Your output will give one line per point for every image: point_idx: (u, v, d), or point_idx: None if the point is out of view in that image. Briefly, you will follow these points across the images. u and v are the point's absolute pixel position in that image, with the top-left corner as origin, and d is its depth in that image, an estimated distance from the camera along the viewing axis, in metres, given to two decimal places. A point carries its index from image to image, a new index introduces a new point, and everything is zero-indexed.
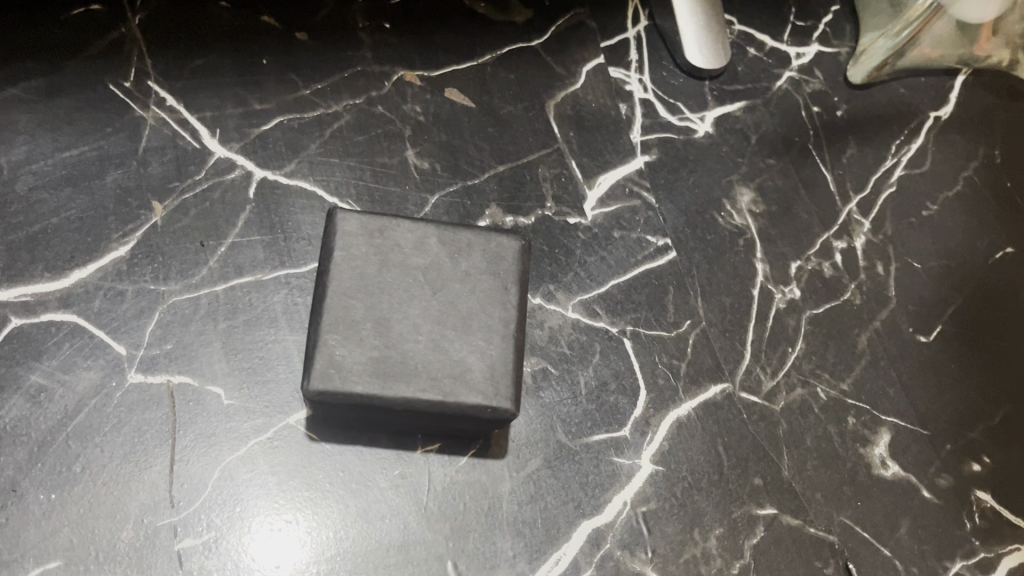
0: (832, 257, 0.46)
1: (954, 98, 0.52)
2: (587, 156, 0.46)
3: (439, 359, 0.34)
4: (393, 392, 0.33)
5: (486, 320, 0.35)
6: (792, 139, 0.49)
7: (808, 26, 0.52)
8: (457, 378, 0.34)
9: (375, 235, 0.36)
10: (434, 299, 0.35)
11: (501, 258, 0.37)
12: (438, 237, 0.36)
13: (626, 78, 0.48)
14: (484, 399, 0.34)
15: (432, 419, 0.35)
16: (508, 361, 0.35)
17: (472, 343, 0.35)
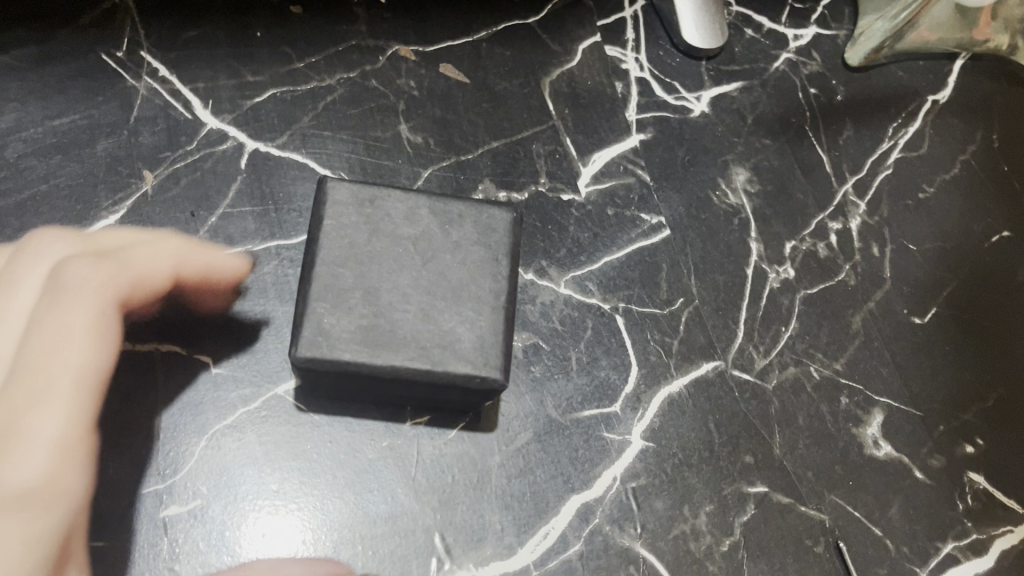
0: (827, 237, 0.46)
1: (952, 82, 0.52)
2: (581, 133, 0.45)
3: (428, 327, 0.34)
4: (381, 360, 0.33)
5: (476, 290, 0.35)
6: (789, 120, 0.48)
7: (806, 8, 0.52)
8: (446, 347, 0.34)
9: (366, 205, 0.36)
10: (424, 267, 0.35)
11: (493, 230, 0.36)
12: (429, 208, 0.36)
13: (622, 56, 0.48)
14: (472, 369, 0.34)
15: (420, 390, 0.35)
16: (497, 333, 0.35)
17: (461, 314, 0.35)
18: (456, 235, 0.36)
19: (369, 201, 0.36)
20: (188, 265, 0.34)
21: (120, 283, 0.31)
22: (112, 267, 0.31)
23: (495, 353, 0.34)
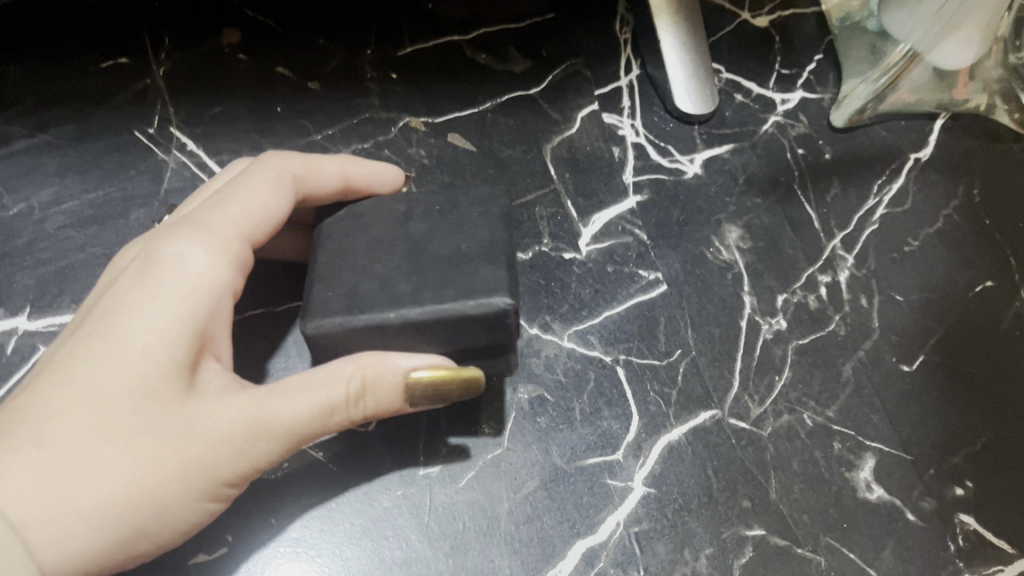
0: (817, 289, 0.48)
1: (933, 140, 0.55)
2: (582, 196, 0.49)
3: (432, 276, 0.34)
4: (383, 312, 0.33)
5: (472, 242, 0.35)
6: (779, 179, 0.51)
7: (793, 73, 0.55)
8: (448, 282, 0.33)
9: (359, 208, 0.38)
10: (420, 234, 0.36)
11: (482, 200, 0.37)
12: (422, 197, 0.38)
13: (618, 123, 0.51)
14: (473, 292, 0.33)
15: (436, 334, 0.34)
16: (497, 269, 0.34)
17: (461, 262, 0.34)
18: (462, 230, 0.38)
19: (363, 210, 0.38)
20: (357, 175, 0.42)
21: (301, 166, 0.41)
22: (293, 156, 0.41)
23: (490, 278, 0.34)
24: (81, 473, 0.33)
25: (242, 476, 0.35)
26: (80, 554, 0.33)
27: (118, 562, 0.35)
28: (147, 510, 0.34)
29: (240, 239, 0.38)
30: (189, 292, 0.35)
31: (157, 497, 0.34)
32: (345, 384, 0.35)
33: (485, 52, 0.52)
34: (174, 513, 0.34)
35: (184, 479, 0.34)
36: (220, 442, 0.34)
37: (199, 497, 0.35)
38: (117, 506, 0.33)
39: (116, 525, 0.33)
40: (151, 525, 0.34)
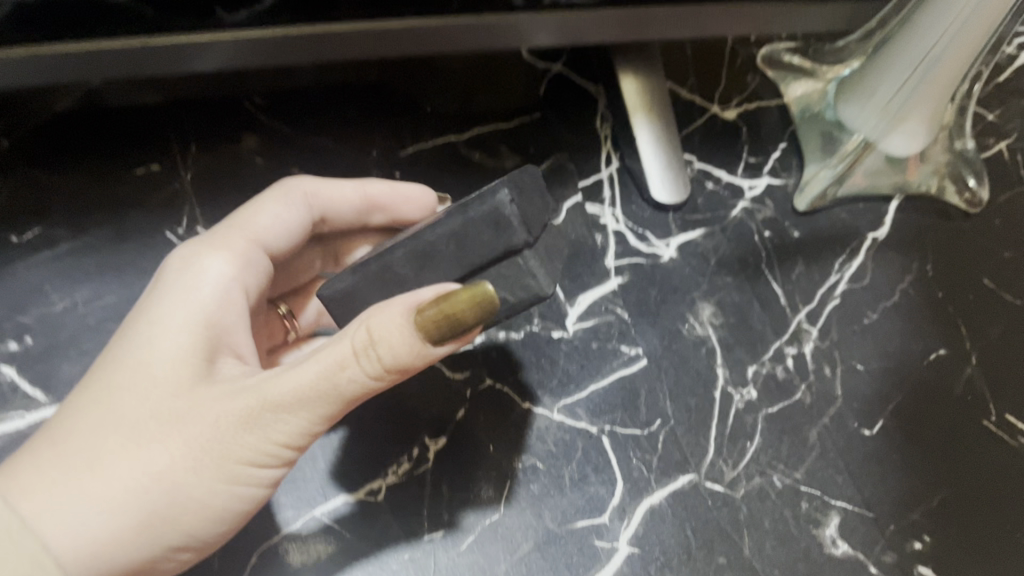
0: (784, 361, 0.53)
1: (889, 220, 0.60)
2: (568, 279, 0.54)
3: (446, 215, 0.39)
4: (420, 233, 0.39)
5: None
6: (747, 260, 0.56)
7: (759, 161, 0.61)
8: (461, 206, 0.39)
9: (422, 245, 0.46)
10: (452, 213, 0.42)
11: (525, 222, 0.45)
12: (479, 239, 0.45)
13: (601, 212, 0.57)
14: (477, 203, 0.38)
15: (450, 263, 0.39)
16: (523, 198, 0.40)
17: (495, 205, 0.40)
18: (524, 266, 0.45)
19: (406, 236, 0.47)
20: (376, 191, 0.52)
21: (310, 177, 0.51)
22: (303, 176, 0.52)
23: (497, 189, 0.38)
24: (99, 463, 0.37)
25: (255, 453, 0.38)
26: (99, 538, 0.36)
27: (144, 551, 0.38)
28: (164, 491, 0.37)
29: (247, 243, 0.46)
30: (203, 292, 0.43)
31: (171, 478, 0.37)
32: (350, 349, 0.37)
33: (478, 150, 0.58)
34: (191, 493, 0.38)
35: (196, 459, 0.38)
36: (227, 421, 0.38)
37: (215, 477, 0.38)
38: (132, 489, 0.37)
39: (131, 509, 0.37)
40: (170, 507, 0.38)
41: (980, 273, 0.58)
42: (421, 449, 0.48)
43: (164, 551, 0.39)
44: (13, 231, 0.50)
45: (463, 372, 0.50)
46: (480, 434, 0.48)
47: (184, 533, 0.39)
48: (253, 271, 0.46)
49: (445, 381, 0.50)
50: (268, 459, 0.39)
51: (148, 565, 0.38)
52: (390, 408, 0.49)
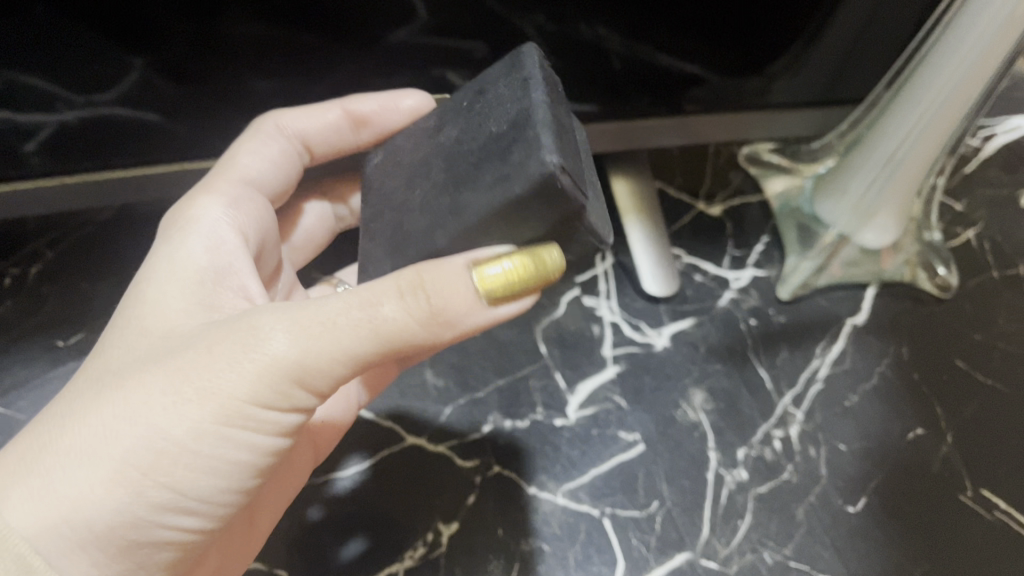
0: (772, 443, 0.57)
1: (867, 306, 0.64)
2: (569, 369, 0.59)
3: (474, 168, 0.38)
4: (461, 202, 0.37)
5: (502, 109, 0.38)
6: (735, 347, 0.61)
7: (743, 253, 0.67)
8: (491, 161, 0.37)
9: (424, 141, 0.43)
10: (470, 128, 0.40)
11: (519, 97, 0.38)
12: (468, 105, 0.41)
13: (597, 305, 0.62)
14: (523, 173, 0.35)
15: (504, 226, 0.37)
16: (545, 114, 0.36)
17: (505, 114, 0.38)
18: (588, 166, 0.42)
19: (425, 125, 0.44)
20: (359, 110, 0.51)
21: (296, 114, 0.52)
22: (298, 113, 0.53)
23: (540, 146, 0.35)
24: (73, 426, 0.36)
25: (248, 386, 0.36)
26: (76, 498, 0.34)
27: (126, 509, 0.35)
28: (142, 438, 0.35)
29: (238, 184, 0.50)
30: (195, 247, 0.45)
31: (149, 421, 0.35)
32: (391, 286, 0.37)
33: None
34: (173, 438, 0.35)
35: (178, 400, 0.35)
36: (212, 359, 0.36)
37: (203, 419, 0.36)
38: (108, 438, 0.35)
39: (105, 461, 0.34)
40: (150, 454, 0.35)
41: (954, 355, 0.62)
42: (435, 534, 0.51)
43: (150, 513, 0.36)
44: (59, 336, 0.55)
45: (472, 461, 0.54)
46: (491, 518, 0.52)
47: (170, 490, 0.36)
48: (248, 211, 0.49)
49: (458, 469, 0.54)
50: (270, 397, 0.37)
51: (135, 531, 0.36)
52: (407, 493, 0.53)
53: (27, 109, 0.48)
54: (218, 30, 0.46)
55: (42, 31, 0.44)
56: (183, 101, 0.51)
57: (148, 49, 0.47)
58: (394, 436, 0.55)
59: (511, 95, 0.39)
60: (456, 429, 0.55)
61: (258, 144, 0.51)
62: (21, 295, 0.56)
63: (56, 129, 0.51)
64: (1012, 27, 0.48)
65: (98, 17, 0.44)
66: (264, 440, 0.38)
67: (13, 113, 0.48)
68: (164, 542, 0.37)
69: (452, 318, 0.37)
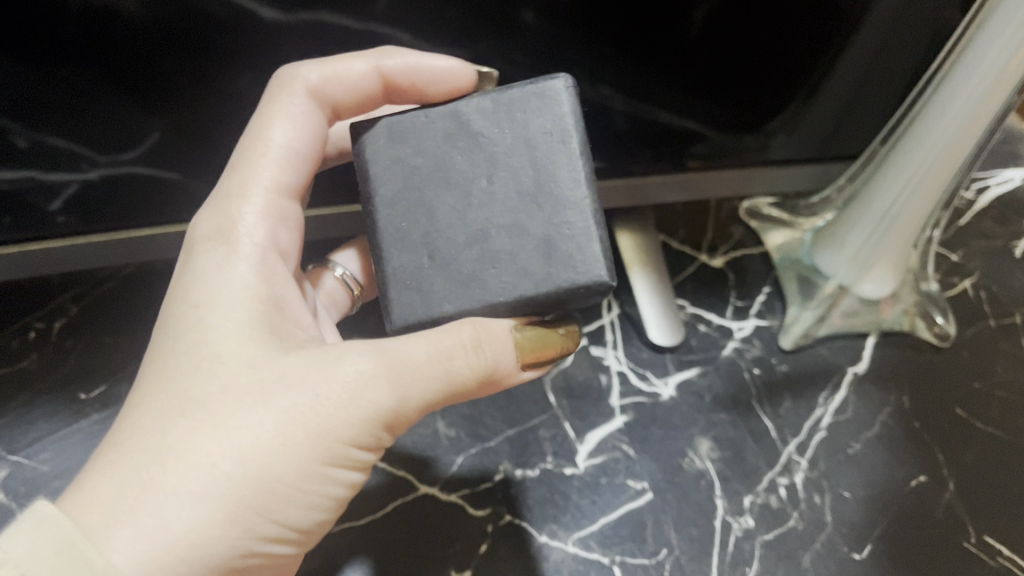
0: (778, 491, 0.58)
1: (867, 356, 0.66)
2: (577, 419, 0.60)
3: (518, 241, 0.40)
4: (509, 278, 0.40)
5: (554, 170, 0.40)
6: (739, 397, 0.62)
7: (745, 303, 0.68)
8: (540, 247, 0.40)
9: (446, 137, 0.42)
10: (514, 179, 0.41)
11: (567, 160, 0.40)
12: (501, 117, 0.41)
13: (604, 355, 0.64)
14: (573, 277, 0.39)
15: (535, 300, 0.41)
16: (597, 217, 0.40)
17: (559, 188, 0.40)
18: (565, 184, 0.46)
19: (445, 128, 0.42)
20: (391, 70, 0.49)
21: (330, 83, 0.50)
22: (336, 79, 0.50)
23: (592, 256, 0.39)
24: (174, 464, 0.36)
25: (350, 428, 0.39)
26: (188, 540, 0.35)
27: (235, 547, 0.36)
28: (252, 479, 0.36)
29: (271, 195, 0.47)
30: (241, 266, 0.43)
31: (258, 464, 0.37)
32: (457, 340, 0.40)
33: None
34: (280, 476, 0.37)
35: (285, 441, 0.37)
36: (314, 401, 0.38)
37: (308, 458, 0.38)
38: (218, 479, 0.36)
39: (217, 502, 0.36)
40: (258, 495, 0.37)
41: (954, 403, 0.64)
42: None
43: (252, 548, 0.37)
44: (81, 389, 0.57)
45: (484, 509, 0.55)
46: (503, 566, 0.53)
47: (277, 526, 0.38)
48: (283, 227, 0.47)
49: (471, 518, 0.55)
50: (365, 437, 0.39)
51: (240, 566, 0.37)
52: (420, 542, 0.54)
53: (49, 169, 0.50)
54: (232, 85, 0.49)
55: (71, 91, 0.46)
56: (199, 158, 0.54)
57: (169, 108, 0.49)
58: (408, 484, 0.56)
59: (564, 160, 0.40)
60: (467, 477, 0.57)
61: (287, 123, 0.48)
62: (45, 349, 0.59)
63: (79, 187, 0.52)
64: (1004, 82, 0.50)
65: (124, 78, 0.46)
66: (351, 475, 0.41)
67: (40, 171, 0.50)
68: (260, 572, 0.39)
69: (500, 372, 0.42)
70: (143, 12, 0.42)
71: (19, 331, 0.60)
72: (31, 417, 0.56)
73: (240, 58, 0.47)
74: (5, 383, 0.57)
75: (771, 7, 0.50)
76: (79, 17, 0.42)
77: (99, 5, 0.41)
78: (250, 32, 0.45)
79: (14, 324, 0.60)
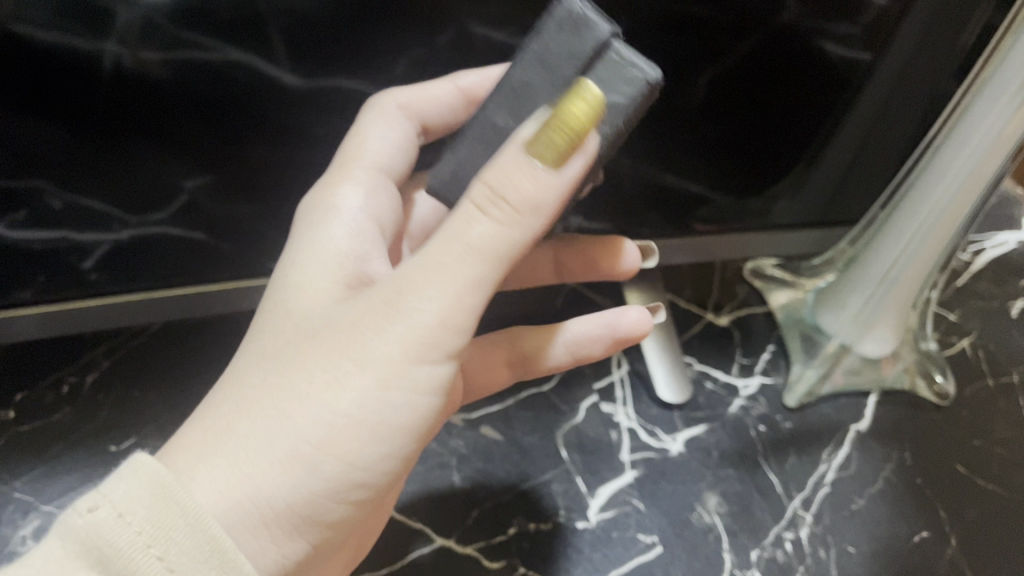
0: (784, 545, 0.59)
1: (870, 413, 0.68)
2: (588, 473, 0.62)
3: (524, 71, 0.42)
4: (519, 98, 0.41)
5: None
6: (746, 453, 0.64)
7: (750, 361, 0.71)
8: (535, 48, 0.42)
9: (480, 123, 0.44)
10: None
11: None
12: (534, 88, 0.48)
13: (614, 411, 0.66)
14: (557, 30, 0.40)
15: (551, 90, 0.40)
16: None
17: None
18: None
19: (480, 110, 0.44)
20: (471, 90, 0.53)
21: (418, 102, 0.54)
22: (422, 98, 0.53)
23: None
24: (248, 413, 0.38)
25: (398, 346, 0.38)
26: (256, 481, 0.37)
27: (304, 488, 0.38)
28: (312, 415, 0.38)
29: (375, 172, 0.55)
30: (336, 230, 0.51)
31: (316, 401, 0.38)
32: (470, 205, 0.37)
33: None
34: (339, 410, 0.38)
35: (339, 376, 0.38)
36: (365, 330, 0.39)
37: (366, 388, 0.38)
38: (278, 419, 0.38)
39: (278, 441, 0.37)
40: (318, 431, 0.38)
41: (954, 460, 0.65)
42: None
43: (321, 485, 0.38)
44: (111, 441, 0.60)
45: (498, 562, 0.57)
46: None
47: (344, 464, 0.39)
48: (380, 200, 0.55)
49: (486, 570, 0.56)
50: (416, 354, 0.38)
51: (311, 507, 0.38)
52: None
53: (85, 230, 0.52)
54: (254, 155, 0.52)
55: (105, 150, 0.48)
56: (225, 222, 0.56)
57: (195, 174, 0.52)
58: (424, 536, 0.58)
59: None
60: (482, 530, 0.58)
61: (383, 127, 0.53)
62: (78, 402, 0.62)
63: (112, 247, 0.54)
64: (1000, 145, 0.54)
65: (154, 141, 0.49)
66: (420, 400, 0.40)
67: (73, 230, 0.52)
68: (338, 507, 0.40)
69: (545, 203, 0.36)
70: (175, 77, 0.46)
71: (53, 384, 0.62)
72: (62, 468, 0.58)
73: (263, 120, 0.50)
74: (37, 435, 0.59)
75: (771, 76, 0.54)
76: (116, 82, 0.45)
77: (133, 73, 0.45)
78: (272, 94, 0.49)
79: (48, 378, 0.63)
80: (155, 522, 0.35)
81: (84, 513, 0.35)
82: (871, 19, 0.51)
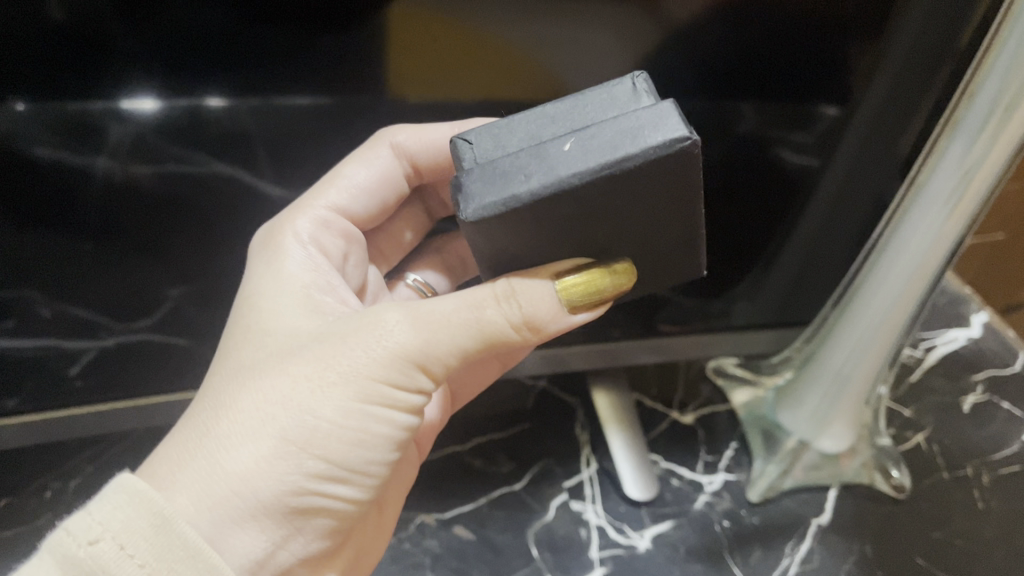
0: None
1: (832, 506, 0.70)
2: (560, 571, 0.63)
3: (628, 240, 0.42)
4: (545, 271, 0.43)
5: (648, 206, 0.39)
6: (711, 548, 0.66)
7: (715, 456, 0.74)
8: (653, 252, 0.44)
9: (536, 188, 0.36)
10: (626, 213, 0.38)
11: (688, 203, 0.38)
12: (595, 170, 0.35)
13: (583, 509, 0.68)
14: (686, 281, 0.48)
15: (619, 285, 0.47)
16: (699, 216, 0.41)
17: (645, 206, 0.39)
18: (654, 140, 0.34)
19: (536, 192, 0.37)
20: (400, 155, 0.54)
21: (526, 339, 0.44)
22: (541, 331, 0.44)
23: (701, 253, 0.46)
24: (226, 414, 0.41)
25: (375, 367, 0.42)
26: (227, 477, 0.40)
27: (281, 482, 0.41)
28: (295, 418, 0.41)
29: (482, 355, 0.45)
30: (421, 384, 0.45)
31: (297, 405, 0.41)
32: (489, 293, 0.43)
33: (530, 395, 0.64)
34: (322, 417, 0.42)
35: (320, 386, 0.42)
36: (342, 350, 0.43)
37: (349, 399, 0.42)
38: (264, 421, 0.41)
39: (260, 439, 0.40)
40: (290, 427, 0.41)
41: (914, 553, 0.67)
42: None
43: (302, 485, 0.41)
44: None
45: None
46: None
47: (325, 462, 0.42)
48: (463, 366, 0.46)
49: None
50: (398, 374, 0.43)
51: (295, 500, 0.41)
52: None
53: (70, 338, 0.54)
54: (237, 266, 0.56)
55: (94, 262, 0.52)
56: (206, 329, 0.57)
57: (180, 280, 0.54)
58: None
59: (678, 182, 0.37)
60: None
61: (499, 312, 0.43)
62: (60, 507, 0.63)
63: (96, 354, 0.55)
64: (933, 252, 0.57)
65: (140, 250, 0.52)
66: (398, 418, 0.45)
67: (60, 338, 0.54)
68: (322, 510, 0.43)
69: (541, 321, 0.43)
70: (159, 192, 0.51)
71: (36, 490, 0.64)
72: None
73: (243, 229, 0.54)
74: (15, 543, 0.60)
75: (735, 181, 0.59)
76: (101, 196, 0.50)
77: (118, 185, 0.50)
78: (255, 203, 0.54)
79: (32, 484, 0.64)
80: (156, 556, 0.37)
81: (85, 545, 0.36)
82: (822, 129, 0.57)
